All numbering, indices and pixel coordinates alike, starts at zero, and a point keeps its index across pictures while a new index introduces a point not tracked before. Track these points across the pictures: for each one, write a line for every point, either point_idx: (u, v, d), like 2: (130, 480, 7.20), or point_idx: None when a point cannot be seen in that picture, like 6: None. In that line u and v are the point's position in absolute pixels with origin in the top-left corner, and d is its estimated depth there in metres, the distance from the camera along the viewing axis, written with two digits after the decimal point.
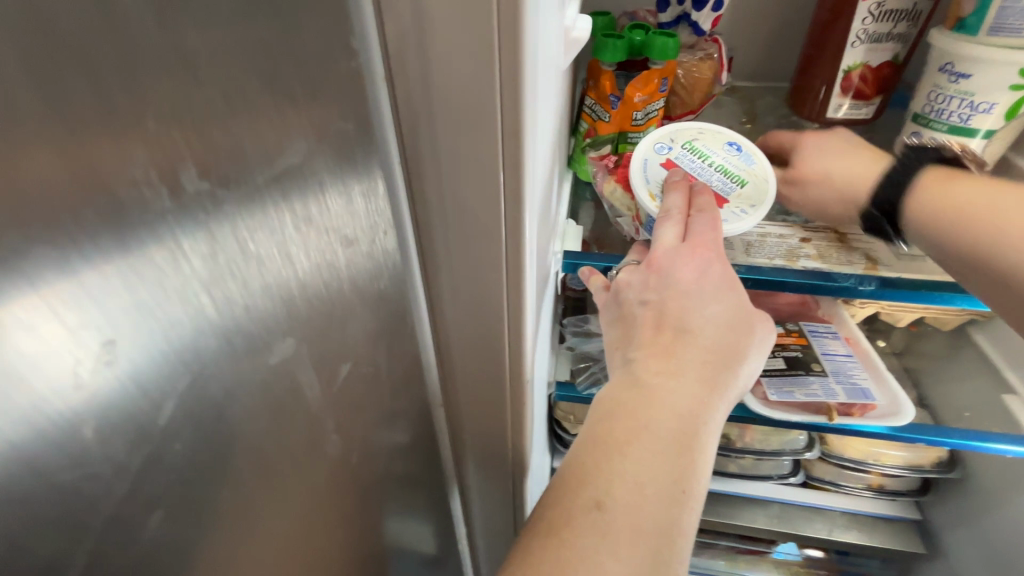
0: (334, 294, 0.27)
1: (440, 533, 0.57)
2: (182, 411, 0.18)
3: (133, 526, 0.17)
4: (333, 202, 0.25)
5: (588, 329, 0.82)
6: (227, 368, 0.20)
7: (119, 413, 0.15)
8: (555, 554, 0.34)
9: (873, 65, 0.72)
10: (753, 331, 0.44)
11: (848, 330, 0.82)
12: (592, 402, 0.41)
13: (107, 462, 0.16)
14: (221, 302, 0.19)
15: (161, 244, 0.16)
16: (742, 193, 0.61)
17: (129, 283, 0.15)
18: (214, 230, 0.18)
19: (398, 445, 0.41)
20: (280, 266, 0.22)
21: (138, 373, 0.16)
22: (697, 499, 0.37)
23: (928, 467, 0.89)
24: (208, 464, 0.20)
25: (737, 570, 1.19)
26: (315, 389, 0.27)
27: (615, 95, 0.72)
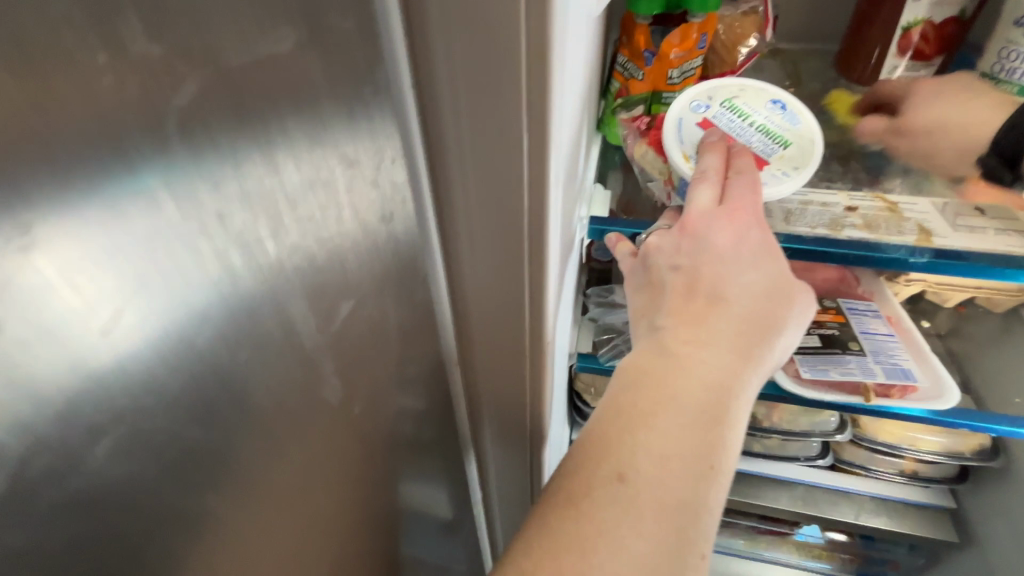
0: (331, 224, 0.25)
1: (456, 499, 0.56)
2: (139, 335, 0.16)
3: (77, 464, 0.15)
4: (330, 117, 0.23)
5: (613, 300, 0.79)
6: (202, 302, 0.18)
7: (43, 323, 0.14)
8: (573, 525, 0.32)
9: (935, 20, 0.66)
10: (793, 300, 0.41)
11: (889, 308, 0.77)
12: (616, 370, 0.39)
13: (37, 385, 0.14)
14: (189, 207, 0.17)
15: (103, 126, 0.14)
16: (783, 156, 0.57)
17: (57, 178, 0.13)
18: (175, 123, 0.16)
19: (414, 402, 0.40)
20: (265, 180, 0.20)
21: (73, 276, 0.14)
22: (725, 474, 0.35)
23: (968, 454, 0.85)
24: (173, 406, 0.18)
25: (756, 550, 1.17)
26: (311, 329, 0.25)
27: (649, 52, 0.68)
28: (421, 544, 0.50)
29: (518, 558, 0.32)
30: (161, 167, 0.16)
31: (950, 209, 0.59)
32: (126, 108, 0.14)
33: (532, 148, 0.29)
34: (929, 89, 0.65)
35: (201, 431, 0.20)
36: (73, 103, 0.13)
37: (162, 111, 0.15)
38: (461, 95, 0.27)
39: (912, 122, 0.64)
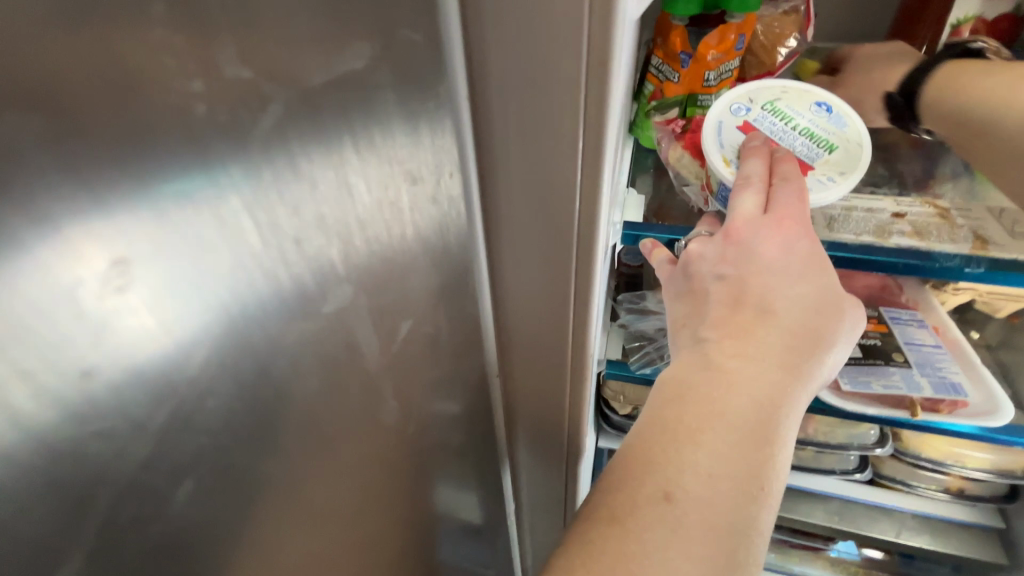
0: (398, 240, 0.25)
1: (488, 507, 0.56)
2: (219, 362, 0.17)
3: (161, 508, 0.16)
4: (398, 135, 0.23)
5: (645, 307, 0.77)
6: (275, 313, 0.19)
7: (135, 356, 0.14)
8: (617, 546, 0.31)
9: (987, 18, 0.63)
10: (844, 313, 0.40)
11: (935, 318, 0.74)
12: (657, 383, 0.38)
13: (127, 421, 0.14)
14: (268, 231, 0.17)
15: (193, 170, 0.14)
16: (828, 161, 0.55)
17: (144, 212, 0.14)
18: (257, 151, 0.16)
19: (451, 413, 0.39)
20: (336, 199, 0.20)
21: (165, 308, 0.15)
22: (774, 496, 0.34)
23: (1020, 473, 0.80)
24: (224, 429, 0.18)
25: (788, 565, 1.12)
26: (372, 347, 0.26)
27: (686, 53, 0.66)
28: (454, 553, 0.50)
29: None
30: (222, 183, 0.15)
31: (1006, 217, 0.57)
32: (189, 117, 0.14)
33: (584, 154, 0.28)
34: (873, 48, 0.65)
35: (252, 465, 0.20)
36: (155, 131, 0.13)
37: (219, 132, 0.15)
38: (514, 105, 0.27)
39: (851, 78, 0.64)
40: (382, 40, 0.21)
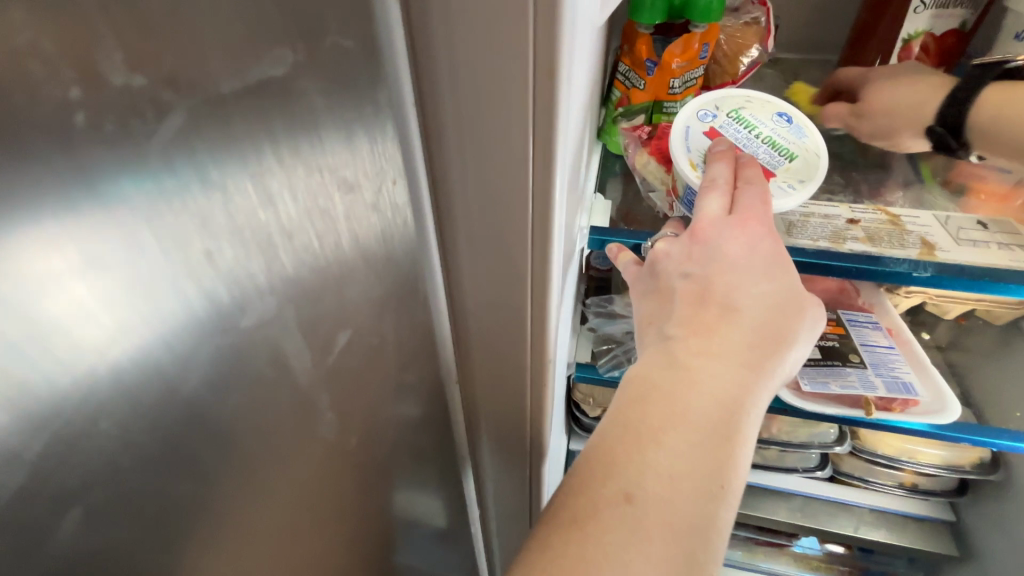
0: (332, 248, 0.24)
1: (452, 508, 0.55)
2: (121, 383, 0.15)
3: (49, 539, 0.14)
4: (329, 140, 0.22)
5: (612, 310, 0.78)
6: (187, 335, 0.17)
7: (7, 388, 0.12)
8: (577, 548, 0.31)
9: (936, 33, 0.68)
10: (803, 313, 0.40)
11: (890, 320, 0.77)
12: (622, 384, 0.38)
13: (2, 454, 0.13)
14: (176, 242, 0.16)
15: (77, 170, 0.13)
16: (788, 168, 0.57)
17: (17, 222, 0.12)
18: (164, 158, 0.15)
19: (409, 417, 0.39)
20: (262, 208, 0.19)
21: (46, 331, 0.13)
22: (733, 493, 0.34)
23: (967, 467, 0.84)
24: (61, 491, 0.14)
25: (754, 562, 1.13)
26: (307, 360, 0.25)
27: (651, 61, 0.67)
28: (416, 561, 0.49)
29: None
30: (20, 201, 0.12)
31: (952, 223, 0.59)
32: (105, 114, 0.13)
33: (531, 156, 0.28)
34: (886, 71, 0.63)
35: (170, 491, 0.18)
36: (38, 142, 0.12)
37: (136, 139, 0.14)
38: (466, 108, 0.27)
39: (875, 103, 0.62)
40: (315, 42, 0.20)
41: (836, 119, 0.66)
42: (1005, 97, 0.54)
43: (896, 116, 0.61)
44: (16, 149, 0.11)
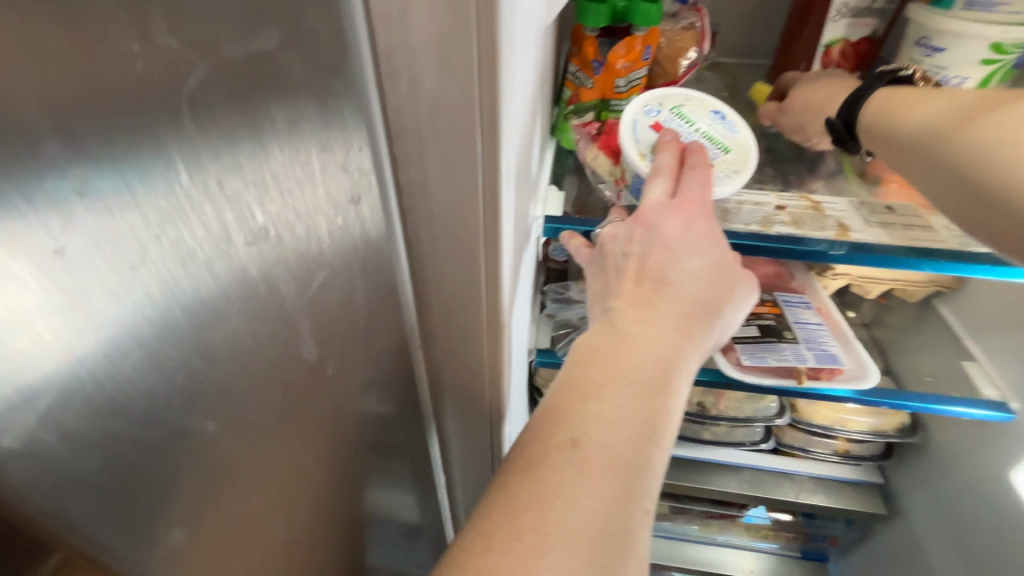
0: (317, 210, 0.28)
1: (419, 475, 0.58)
2: (180, 304, 0.21)
3: (140, 414, 0.20)
4: (309, 115, 0.26)
5: (569, 296, 0.83)
6: (220, 272, 0.22)
7: (117, 296, 0.18)
8: (529, 488, 0.35)
9: (852, 40, 0.78)
10: (733, 285, 0.45)
11: (819, 301, 0.85)
12: (571, 350, 0.42)
13: (115, 344, 0.18)
14: (212, 200, 0.21)
15: (161, 147, 0.18)
16: (724, 160, 0.63)
17: (127, 180, 0.17)
18: (206, 133, 0.20)
19: (368, 382, 0.41)
20: (264, 174, 0.24)
21: (138, 260, 0.19)
22: (667, 438, 0.38)
23: (891, 432, 0.92)
24: (146, 380, 0.20)
25: (710, 534, 1.23)
26: (301, 303, 0.29)
27: (597, 62, 0.72)
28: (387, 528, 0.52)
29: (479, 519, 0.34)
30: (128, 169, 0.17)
31: (864, 207, 0.67)
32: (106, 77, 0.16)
33: (479, 135, 0.32)
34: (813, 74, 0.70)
35: (209, 393, 0.24)
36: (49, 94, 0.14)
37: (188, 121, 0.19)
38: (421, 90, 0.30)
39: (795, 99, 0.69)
40: (285, 25, 0.22)
41: (766, 116, 0.73)
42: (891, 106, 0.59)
43: (811, 113, 0.67)
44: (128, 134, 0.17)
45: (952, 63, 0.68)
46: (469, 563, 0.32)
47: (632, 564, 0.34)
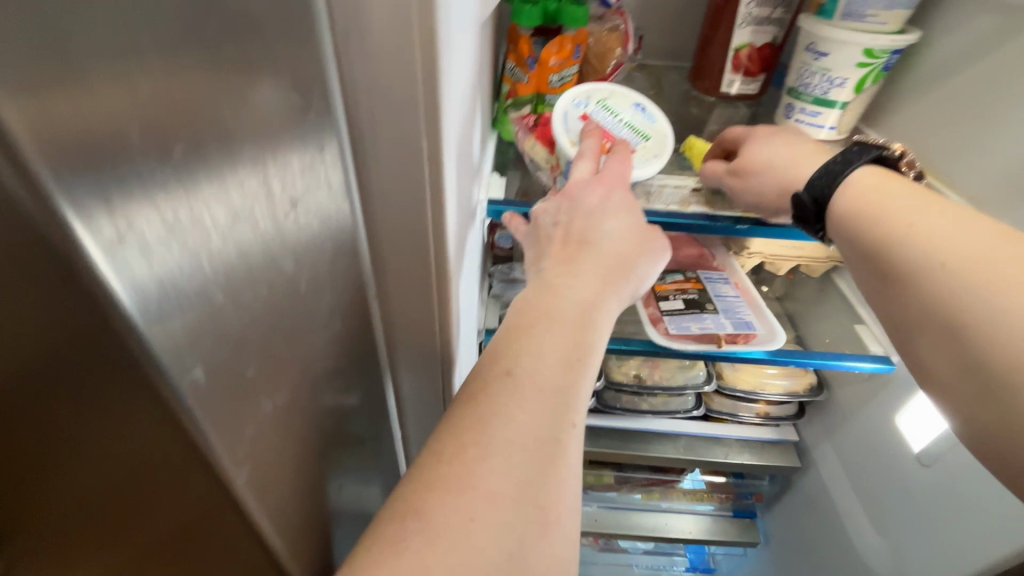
0: (293, 146, 0.34)
1: (379, 438, 0.62)
2: (205, 203, 0.26)
3: (185, 292, 0.25)
4: (280, 60, 0.31)
5: (514, 277, 0.89)
6: (227, 181, 0.28)
7: (167, 188, 0.23)
8: (474, 413, 0.41)
9: (757, 45, 0.89)
10: (648, 242, 0.54)
11: (736, 276, 0.95)
12: (511, 305, 0.49)
13: (167, 227, 0.24)
14: (218, 119, 0.26)
15: (189, 68, 0.24)
16: (645, 147, 0.70)
17: (170, 94, 0.23)
18: (214, 59, 0.25)
19: (331, 334, 0.44)
20: (253, 105, 0.29)
21: (178, 161, 0.24)
22: (591, 366, 0.45)
23: (802, 392, 1.04)
24: (186, 263, 0.25)
25: (653, 502, 1.33)
26: (284, 233, 0.35)
27: (532, 58, 0.79)
28: (356, 485, 0.56)
29: (433, 446, 0.40)
30: (170, 85, 0.23)
31: None
32: (162, 45, 0.22)
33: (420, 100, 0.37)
34: (765, 132, 0.65)
35: (228, 289, 0.29)
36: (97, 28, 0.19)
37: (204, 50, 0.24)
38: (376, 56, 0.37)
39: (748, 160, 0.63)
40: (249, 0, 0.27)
41: (712, 177, 0.65)
42: (881, 190, 0.53)
43: (769, 177, 0.61)
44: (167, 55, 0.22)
45: (834, 66, 0.79)
46: (425, 480, 0.38)
47: (563, 469, 0.39)
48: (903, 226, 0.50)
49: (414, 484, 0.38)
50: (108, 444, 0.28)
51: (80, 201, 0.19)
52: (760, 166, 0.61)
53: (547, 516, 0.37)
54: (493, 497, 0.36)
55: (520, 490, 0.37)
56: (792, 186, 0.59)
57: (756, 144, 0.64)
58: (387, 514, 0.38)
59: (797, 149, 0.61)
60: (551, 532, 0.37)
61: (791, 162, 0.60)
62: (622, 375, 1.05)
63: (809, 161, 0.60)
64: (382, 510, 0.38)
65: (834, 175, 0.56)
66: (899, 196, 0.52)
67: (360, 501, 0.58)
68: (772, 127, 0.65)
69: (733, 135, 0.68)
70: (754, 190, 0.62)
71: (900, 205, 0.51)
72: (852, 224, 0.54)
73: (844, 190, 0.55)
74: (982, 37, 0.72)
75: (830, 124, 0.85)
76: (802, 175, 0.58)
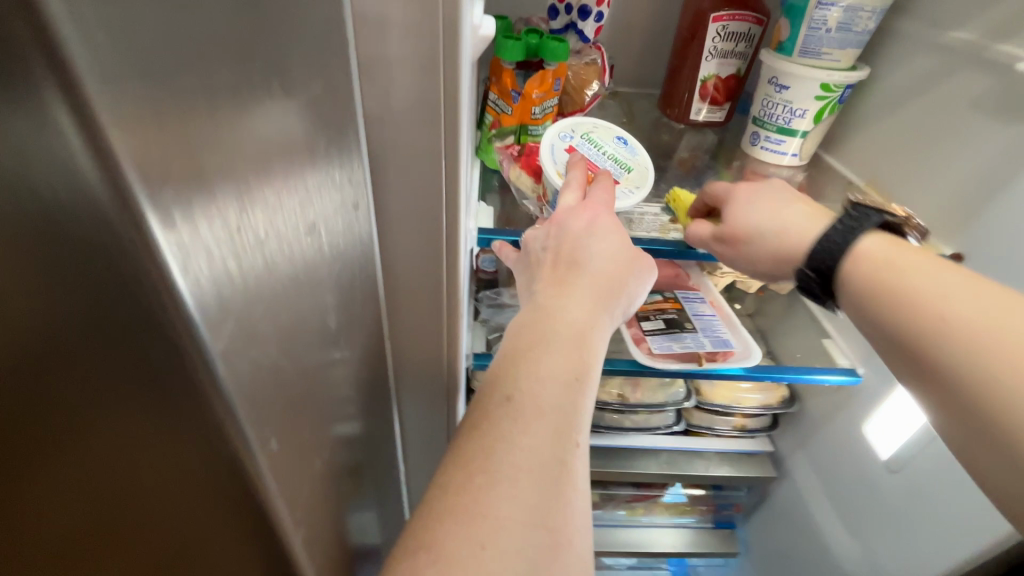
0: (314, 177, 0.36)
1: (377, 470, 0.62)
2: (249, 233, 0.27)
3: (239, 319, 0.27)
4: (300, 99, 0.33)
5: (501, 301, 0.90)
6: (264, 211, 0.29)
7: (218, 218, 0.24)
8: (477, 441, 0.42)
9: (722, 76, 0.94)
10: (637, 263, 0.56)
11: (712, 295, 1.00)
12: (508, 331, 0.50)
13: (220, 256, 0.25)
14: (255, 152, 0.28)
15: (229, 106, 0.25)
16: (627, 177, 0.73)
17: (215, 129, 0.24)
18: (248, 98, 0.27)
19: (340, 372, 0.45)
20: (280, 138, 0.31)
21: (226, 193, 0.25)
22: (590, 385, 0.46)
23: (776, 404, 1.08)
24: (236, 290, 0.26)
25: (637, 517, 1.35)
26: (309, 262, 0.36)
27: (516, 91, 0.81)
28: (361, 520, 0.56)
29: (444, 479, 0.40)
30: (214, 121, 0.24)
31: None
32: (203, 95, 0.23)
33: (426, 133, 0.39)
34: (749, 193, 0.66)
35: (267, 317, 0.30)
36: (161, 80, 0.21)
37: (244, 91, 0.27)
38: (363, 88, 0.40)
39: (736, 228, 0.64)
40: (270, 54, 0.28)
41: (702, 242, 0.68)
42: (888, 256, 0.54)
43: (763, 247, 0.62)
44: (218, 98, 0.24)
45: (796, 98, 0.85)
46: (437, 512, 0.38)
47: (570, 487, 0.40)
48: (908, 293, 0.51)
49: (427, 518, 0.39)
50: (142, 468, 0.29)
51: (164, 228, 0.21)
52: (750, 235, 0.63)
53: (557, 537, 0.38)
54: (504, 523, 0.37)
55: (530, 514, 0.38)
56: (791, 256, 0.60)
57: (743, 208, 0.65)
58: (403, 546, 0.38)
59: (785, 211, 0.62)
60: (563, 553, 0.38)
61: (783, 230, 0.61)
62: (605, 394, 1.08)
63: (801, 224, 0.60)
64: (398, 546, 0.38)
65: (839, 247, 0.57)
66: (912, 264, 0.53)
67: (364, 535, 0.57)
68: (755, 184, 0.66)
69: (716, 192, 0.70)
70: (751, 258, 0.64)
71: (918, 279, 0.51)
72: (864, 300, 0.55)
73: (849, 262, 0.56)
74: (924, 73, 0.79)
75: (792, 150, 0.91)
76: (800, 246, 0.59)
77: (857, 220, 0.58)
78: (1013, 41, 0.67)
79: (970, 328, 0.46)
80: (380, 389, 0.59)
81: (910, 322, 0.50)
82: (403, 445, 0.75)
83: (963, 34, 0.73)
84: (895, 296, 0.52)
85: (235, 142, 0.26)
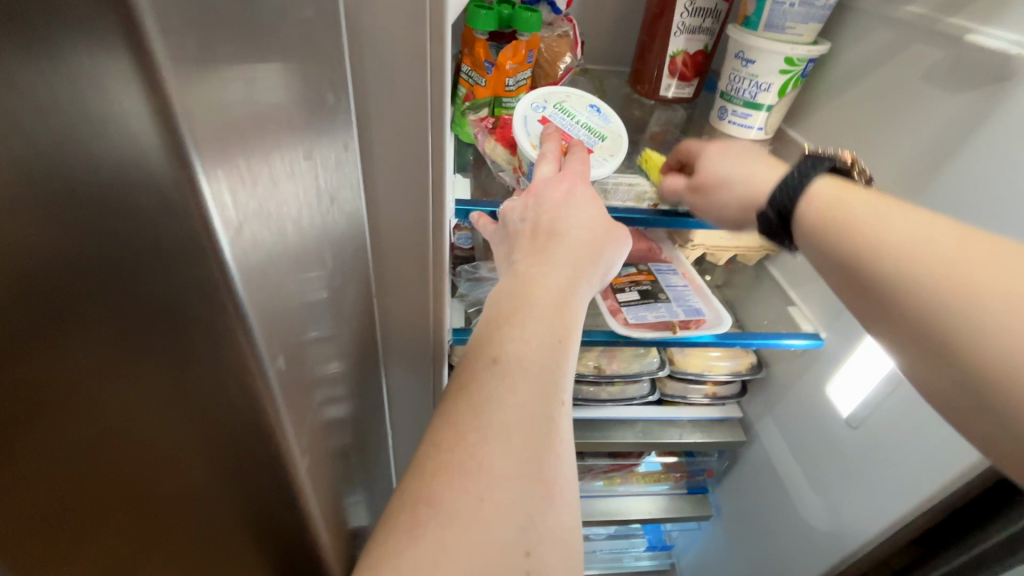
0: (315, 137, 0.36)
1: (365, 440, 0.62)
2: (270, 184, 0.28)
3: (260, 267, 0.28)
4: (297, 55, 0.33)
5: (479, 275, 0.90)
6: (281, 166, 0.30)
7: (247, 166, 0.26)
8: (465, 403, 0.42)
9: (690, 51, 0.96)
10: (614, 230, 0.57)
11: (683, 267, 1.02)
12: (490, 299, 0.51)
13: (248, 202, 0.26)
14: (271, 105, 0.29)
15: (248, 57, 0.26)
16: (602, 146, 0.74)
17: (241, 80, 0.25)
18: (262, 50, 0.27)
19: (330, 336, 0.44)
20: (288, 95, 0.31)
21: (254, 142, 0.27)
22: (572, 346, 0.48)
23: (744, 370, 1.12)
24: (260, 239, 0.27)
25: (614, 487, 1.40)
26: (311, 223, 0.36)
27: (488, 62, 0.80)
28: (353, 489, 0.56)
29: (434, 439, 0.41)
30: (240, 70, 0.25)
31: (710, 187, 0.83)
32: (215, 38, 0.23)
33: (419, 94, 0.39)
34: (718, 146, 0.67)
35: (279, 272, 0.31)
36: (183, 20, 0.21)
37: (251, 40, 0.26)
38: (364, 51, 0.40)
39: (703, 177, 0.66)
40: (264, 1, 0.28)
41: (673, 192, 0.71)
42: (839, 196, 0.54)
43: (726, 194, 0.64)
44: (236, 46, 0.25)
45: (760, 72, 0.87)
46: (431, 468, 0.39)
47: (558, 443, 0.42)
48: (864, 232, 0.51)
49: (421, 475, 0.39)
50: (156, 395, 0.30)
51: (204, 165, 0.22)
52: (716, 183, 0.65)
53: (549, 489, 0.39)
54: (499, 475, 0.38)
55: (521, 469, 0.39)
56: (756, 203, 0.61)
57: (711, 159, 0.67)
58: (399, 504, 0.39)
59: (751, 163, 0.64)
60: (554, 505, 0.39)
61: (747, 177, 0.63)
62: (582, 366, 1.10)
63: (768, 175, 0.62)
64: (393, 504, 0.39)
65: (796, 187, 0.57)
66: (859, 208, 0.52)
67: (356, 504, 0.57)
68: (726, 141, 0.68)
69: (689, 149, 0.72)
70: (716, 205, 0.65)
71: (863, 214, 0.51)
72: (815, 240, 0.55)
73: (804, 203, 0.56)
74: (881, 46, 0.82)
75: (757, 124, 0.93)
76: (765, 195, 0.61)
77: (812, 163, 0.58)
78: (963, 14, 0.71)
79: (920, 268, 0.46)
80: (368, 359, 0.59)
81: (864, 261, 0.50)
82: (386, 420, 0.75)
83: (917, 7, 0.77)
84: (851, 236, 0.51)
85: (252, 97, 0.27)
